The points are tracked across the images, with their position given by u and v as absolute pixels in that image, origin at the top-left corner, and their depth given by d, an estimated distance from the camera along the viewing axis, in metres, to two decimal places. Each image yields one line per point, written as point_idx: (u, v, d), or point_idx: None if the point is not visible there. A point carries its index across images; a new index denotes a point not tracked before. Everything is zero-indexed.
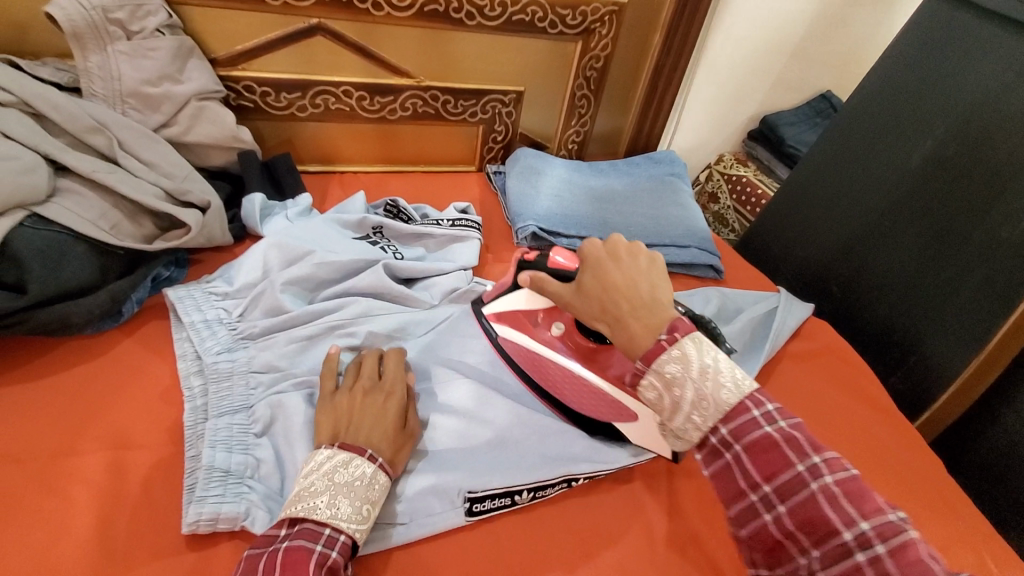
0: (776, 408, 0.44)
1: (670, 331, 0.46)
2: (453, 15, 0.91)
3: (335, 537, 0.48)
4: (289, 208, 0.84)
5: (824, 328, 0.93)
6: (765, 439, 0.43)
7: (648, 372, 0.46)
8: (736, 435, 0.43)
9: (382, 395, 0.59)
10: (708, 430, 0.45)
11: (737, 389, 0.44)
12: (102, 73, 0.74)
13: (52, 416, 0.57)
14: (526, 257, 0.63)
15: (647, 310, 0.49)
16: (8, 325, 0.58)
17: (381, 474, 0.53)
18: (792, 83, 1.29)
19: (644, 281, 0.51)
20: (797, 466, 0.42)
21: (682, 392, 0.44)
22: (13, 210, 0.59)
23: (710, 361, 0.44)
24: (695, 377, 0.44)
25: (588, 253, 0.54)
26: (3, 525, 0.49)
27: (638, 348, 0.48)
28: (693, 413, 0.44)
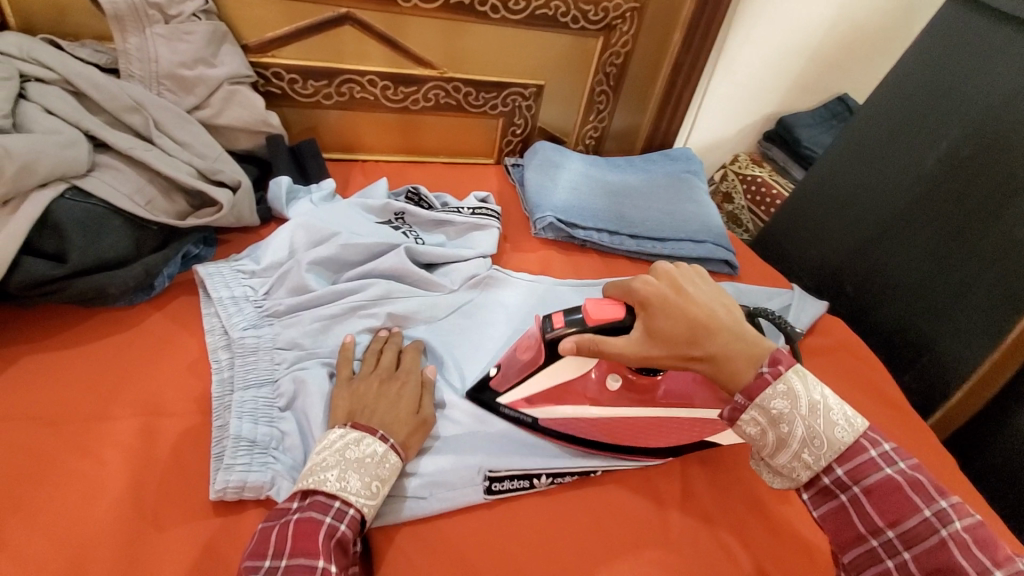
0: (894, 452, 0.49)
1: (773, 362, 0.52)
2: (478, 8, 0.93)
3: (344, 512, 0.49)
4: (314, 192, 0.86)
5: (838, 325, 0.94)
6: (887, 480, 0.48)
7: (751, 407, 0.51)
8: (853, 476, 0.49)
9: (398, 384, 0.61)
10: (821, 471, 0.50)
11: (849, 428, 0.49)
12: (140, 55, 0.77)
13: (86, 382, 0.59)
14: (555, 326, 0.58)
15: (737, 338, 0.54)
16: (46, 292, 0.60)
17: (392, 454, 0.54)
18: (808, 85, 1.30)
19: (717, 306, 0.56)
20: (923, 511, 0.46)
21: (789, 428, 0.50)
22: (54, 182, 0.62)
23: (818, 398, 0.50)
24: (804, 413, 0.49)
25: (653, 293, 0.57)
26: (40, 482, 0.51)
27: (740, 382, 0.53)
28: (802, 451, 0.50)
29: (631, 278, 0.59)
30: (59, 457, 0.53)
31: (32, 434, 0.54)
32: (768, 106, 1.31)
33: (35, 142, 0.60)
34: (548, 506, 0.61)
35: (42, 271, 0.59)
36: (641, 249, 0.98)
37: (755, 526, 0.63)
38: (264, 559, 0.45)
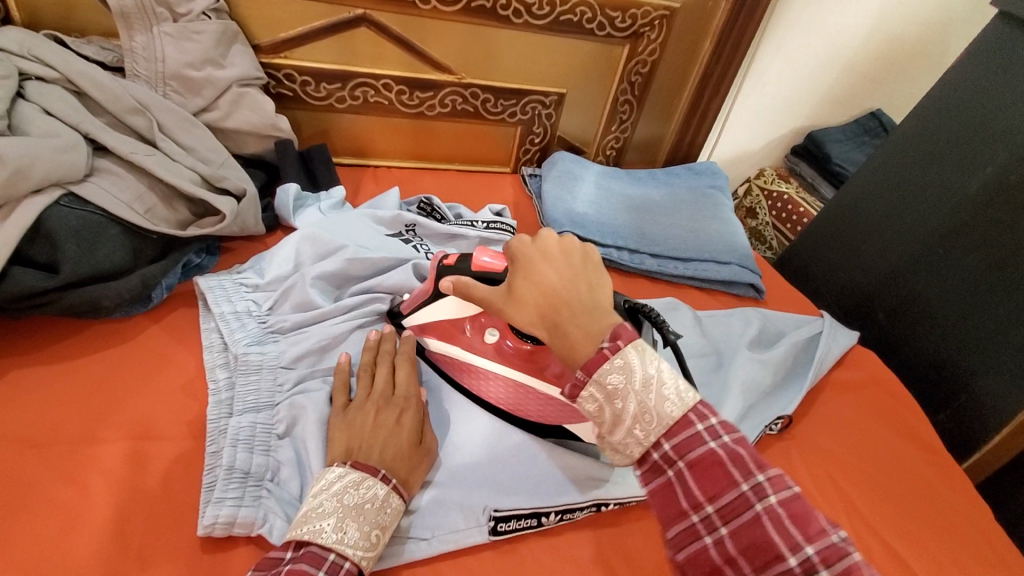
0: (721, 422, 0.40)
1: (613, 337, 0.42)
2: (500, 13, 0.89)
3: (339, 566, 0.44)
4: (323, 200, 0.83)
5: (870, 357, 0.88)
6: (709, 455, 0.39)
7: (589, 383, 0.42)
8: (679, 451, 0.39)
9: (397, 410, 0.56)
10: (650, 445, 0.41)
11: (681, 402, 0.40)
12: (146, 54, 0.73)
13: (75, 400, 0.56)
14: (447, 261, 0.61)
15: (587, 311, 0.44)
16: (36, 305, 0.57)
17: (394, 496, 0.50)
18: (841, 99, 1.24)
19: (581, 280, 0.46)
20: (740, 485, 0.37)
21: (624, 404, 0.40)
22: (50, 188, 0.59)
23: (653, 370, 0.40)
24: (637, 389, 0.40)
25: (518, 254, 0.49)
26: (19, 510, 0.48)
27: (579, 356, 0.43)
28: (635, 427, 0.40)
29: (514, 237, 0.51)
30: (40, 483, 0.50)
31: (14, 456, 0.51)
32: (797, 119, 1.25)
33: (29, 146, 0.57)
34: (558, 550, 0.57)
35: (33, 282, 0.55)
36: (663, 269, 0.93)
37: None
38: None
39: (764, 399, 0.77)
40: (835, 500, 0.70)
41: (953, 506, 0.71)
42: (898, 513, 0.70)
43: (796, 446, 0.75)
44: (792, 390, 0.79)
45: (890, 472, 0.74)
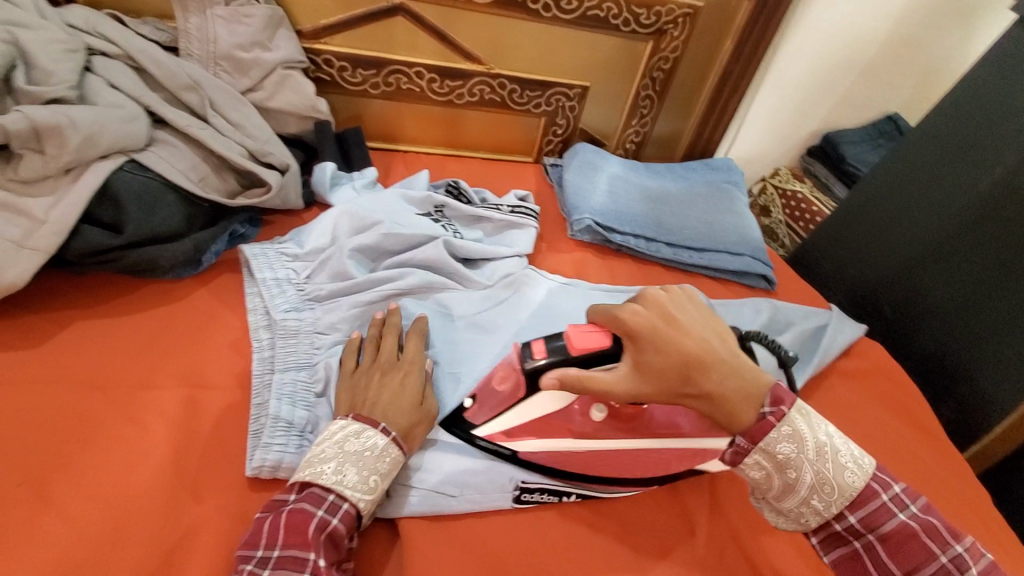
0: (904, 493, 0.51)
1: (775, 401, 0.51)
2: (530, 6, 0.93)
3: (337, 506, 0.49)
4: (357, 179, 0.87)
5: (875, 348, 0.92)
6: (902, 528, 0.49)
7: (755, 451, 0.50)
8: (868, 524, 0.50)
9: (401, 374, 0.59)
10: (832, 516, 0.51)
11: (857, 469, 0.50)
12: (199, 35, 0.78)
13: (134, 351, 0.61)
14: (535, 359, 0.55)
15: (735, 372, 0.51)
16: (102, 262, 0.63)
17: (393, 447, 0.53)
18: (858, 101, 1.27)
19: (711, 336, 0.53)
20: (939, 557, 0.48)
21: (799, 474, 0.50)
22: (115, 154, 0.63)
23: (824, 439, 0.50)
24: (812, 457, 0.50)
25: (638, 323, 0.52)
26: (88, 444, 0.53)
27: (740, 425, 0.51)
28: (812, 496, 0.51)
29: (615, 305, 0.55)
30: (104, 422, 0.54)
31: (80, 398, 0.55)
32: (814, 120, 1.28)
33: (98, 114, 0.61)
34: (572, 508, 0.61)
35: (98, 240, 0.61)
36: (678, 257, 0.97)
37: (782, 542, 0.63)
38: (257, 549, 0.46)
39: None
40: None
41: (948, 487, 0.75)
42: None
43: None
44: (794, 373, 0.84)
45: (889, 454, 0.78)
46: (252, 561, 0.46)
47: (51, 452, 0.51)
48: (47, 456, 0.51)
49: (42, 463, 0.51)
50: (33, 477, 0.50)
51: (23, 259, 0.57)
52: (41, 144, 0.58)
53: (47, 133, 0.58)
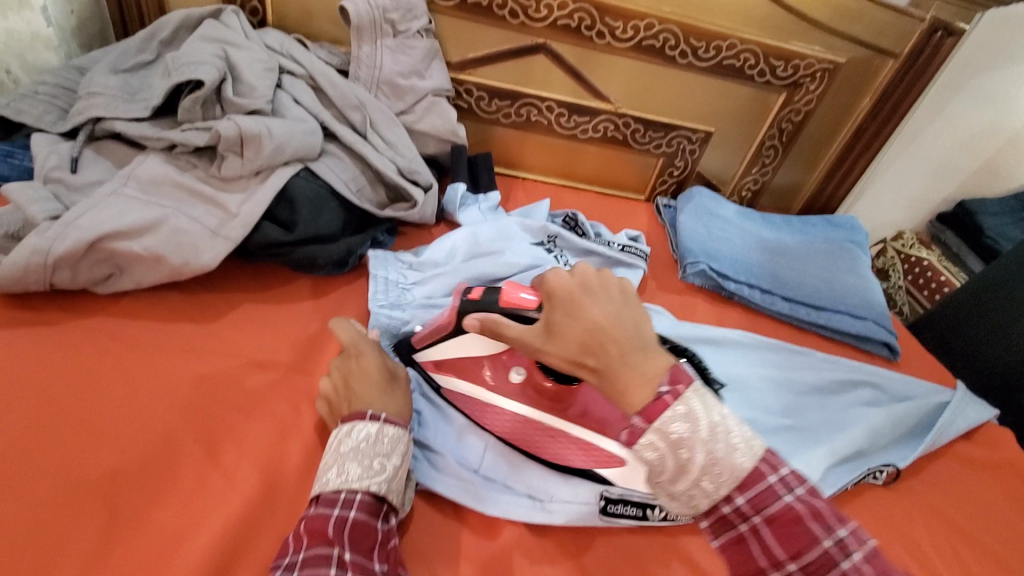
0: (792, 473, 0.42)
1: (671, 380, 0.43)
2: (668, 53, 0.96)
3: (352, 499, 0.49)
4: (482, 202, 0.93)
5: (1008, 438, 0.84)
6: (788, 510, 0.40)
7: (649, 431, 0.41)
8: (754, 506, 0.41)
9: (354, 360, 0.60)
10: (720, 500, 0.42)
11: (749, 451, 0.42)
12: (369, 61, 0.87)
13: (289, 337, 0.68)
14: (470, 295, 0.60)
15: (637, 352, 0.45)
16: (274, 254, 0.70)
17: (387, 428, 0.54)
18: (1001, 169, 1.18)
19: (625, 317, 0.47)
20: (824, 542, 0.39)
21: (690, 454, 0.41)
22: (294, 163, 0.72)
23: (717, 417, 0.42)
24: (705, 438, 0.41)
25: (556, 288, 0.49)
26: (251, 414, 0.60)
27: (629, 402, 0.43)
28: (703, 479, 0.41)
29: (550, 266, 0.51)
30: (261, 395, 0.61)
31: (245, 372, 0.63)
32: (948, 185, 1.21)
33: (289, 127, 0.71)
34: (676, 554, 0.61)
35: (275, 236, 0.69)
36: (794, 313, 0.94)
37: None
38: (285, 557, 0.48)
39: (874, 444, 0.76)
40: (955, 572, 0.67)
41: None
42: None
43: (915, 508, 0.73)
44: (905, 447, 0.78)
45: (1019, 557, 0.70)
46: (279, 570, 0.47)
47: (221, 418, 0.59)
48: (215, 421, 0.58)
49: (211, 423, 0.58)
50: (204, 435, 0.57)
51: (217, 245, 0.66)
52: (241, 148, 0.68)
53: (249, 140, 0.67)
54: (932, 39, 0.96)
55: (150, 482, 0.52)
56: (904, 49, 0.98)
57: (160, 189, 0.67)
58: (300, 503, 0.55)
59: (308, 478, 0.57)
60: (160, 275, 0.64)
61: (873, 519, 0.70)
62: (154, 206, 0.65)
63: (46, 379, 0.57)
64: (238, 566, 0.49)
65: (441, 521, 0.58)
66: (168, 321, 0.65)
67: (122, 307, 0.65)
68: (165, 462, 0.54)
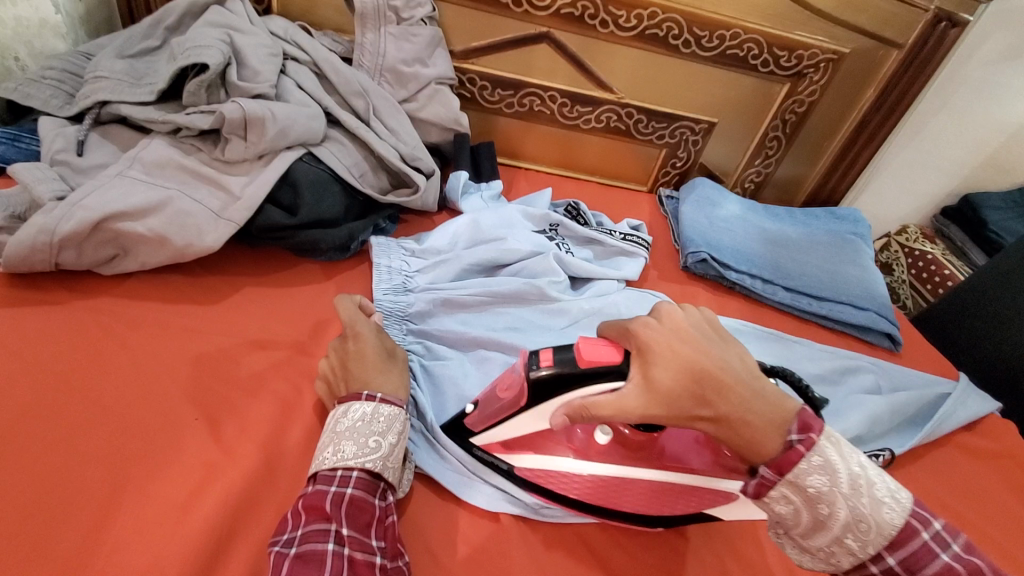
0: (942, 529, 0.45)
1: (804, 428, 0.46)
2: (671, 42, 0.96)
3: (348, 477, 0.50)
4: (484, 190, 0.93)
5: (1011, 429, 0.83)
6: (940, 566, 0.43)
7: (780, 483, 0.45)
8: (905, 563, 0.44)
9: (351, 342, 0.60)
10: (871, 556, 0.44)
11: (897, 506, 0.44)
12: (372, 49, 0.87)
13: (291, 319, 0.69)
14: (540, 363, 0.51)
15: (757, 396, 0.46)
16: (276, 237, 0.71)
17: (383, 407, 0.54)
18: (1006, 164, 1.17)
19: (730, 358, 0.48)
20: None
21: (830, 509, 0.44)
22: (297, 147, 0.73)
23: (857, 470, 0.45)
24: (846, 493, 0.44)
25: (645, 338, 0.49)
26: (252, 393, 0.60)
27: (765, 451, 0.45)
28: (846, 535, 0.44)
29: (631, 317, 0.51)
30: (263, 376, 0.62)
31: (246, 353, 0.64)
32: (952, 179, 1.20)
33: (292, 111, 0.71)
34: (673, 536, 0.61)
35: (277, 219, 0.70)
36: (796, 304, 0.94)
37: None
38: (283, 535, 0.48)
39: (873, 430, 0.77)
40: None
41: None
42: None
43: (915, 497, 0.73)
44: (904, 435, 0.79)
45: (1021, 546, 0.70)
46: (277, 545, 0.47)
47: (222, 396, 0.59)
48: (217, 399, 0.59)
49: (213, 401, 0.58)
50: (206, 413, 0.57)
51: (220, 227, 0.66)
52: (245, 132, 0.68)
53: (252, 123, 0.68)
54: (936, 29, 0.96)
55: (152, 457, 0.53)
56: (908, 40, 0.98)
57: (164, 171, 0.68)
58: (300, 481, 0.56)
59: (308, 457, 0.57)
60: (163, 256, 0.65)
61: None
62: (158, 188, 0.66)
63: (51, 356, 0.58)
64: (239, 539, 0.50)
65: (440, 501, 0.59)
66: (171, 302, 0.66)
67: (125, 288, 0.66)
68: (167, 438, 0.55)
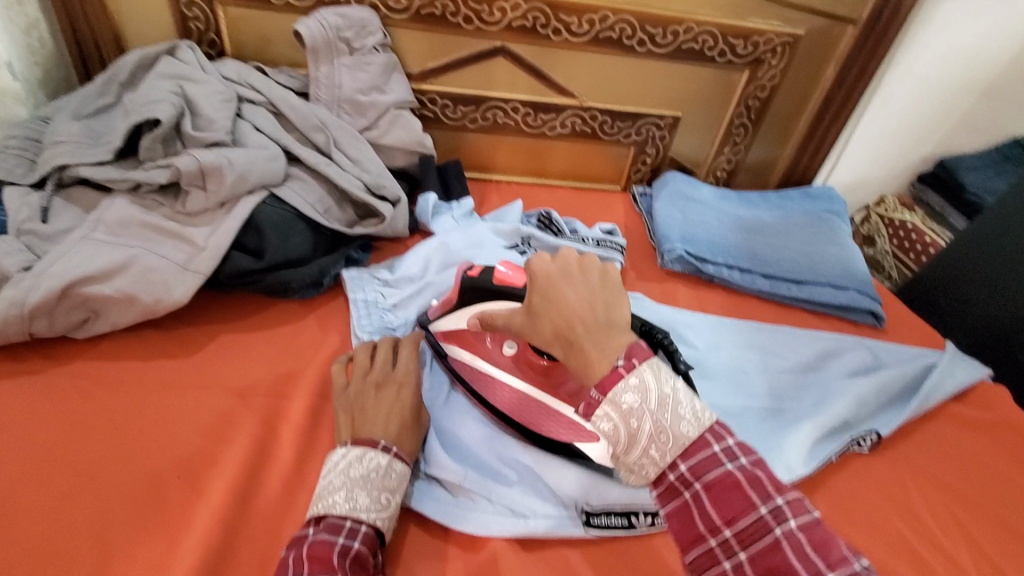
0: (738, 444, 0.45)
1: (628, 356, 0.46)
2: (625, 42, 0.96)
3: (356, 529, 0.50)
4: (455, 210, 0.93)
5: (1003, 397, 0.83)
6: (727, 477, 0.43)
7: (604, 401, 0.45)
8: (696, 472, 0.44)
9: (394, 386, 0.62)
10: (667, 467, 0.45)
11: (695, 421, 0.45)
12: (328, 82, 0.88)
13: (268, 363, 0.69)
14: (470, 273, 0.66)
15: (601, 331, 0.48)
16: (246, 283, 0.72)
17: (396, 462, 0.56)
18: (979, 124, 1.16)
19: (597, 301, 0.49)
20: (758, 509, 0.41)
21: (639, 425, 0.44)
22: (258, 190, 0.73)
23: (668, 391, 0.45)
24: (654, 408, 0.44)
25: (536, 271, 0.52)
26: (232, 443, 0.60)
27: (593, 374, 0.47)
28: (649, 447, 0.44)
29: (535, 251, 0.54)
30: (244, 425, 0.62)
31: (225, 402, 0.64)
32: (926, 146, 1.19)
33: (249, 156, 0.71)
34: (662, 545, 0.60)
35: (244, 265, 0.70)
36: (775, 290, 0.94)
37: None
38: None
39: (860, 414, 0.76)
40: (952, 537, 0.67)
41: None
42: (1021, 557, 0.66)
43: (909, 476, 0.73)
44: (892, 413, 0.78)
45: (1020, 516, 0.70)
46: None
47: (203, 449, 0.59)
48: (198, 452, 0.59)
49: (194, 456, 0.59)
50: (187, 469, 0.58)
51: (187, 280, 0.67)
52: (204, 181, 0.69)
53: (209, 172, 0.68)
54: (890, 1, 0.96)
55: (137, 518, 0.53)
56: (862, 15, 0.98)
57: (128, 229, 0.68)
58: (286, 527, 0.56)
59: (291, 501, 0.58)
60: (133, 314, 0.65)
61: (864, 490, 0.70)
62: (122, 247, 0.66)
63: (30, 427, 0.58)
64: None
65: (429, 535, 0.59)
66: (147, 360, 0.66)
67: (101, 349, 0.66)
68: (150, 498, 0.55)
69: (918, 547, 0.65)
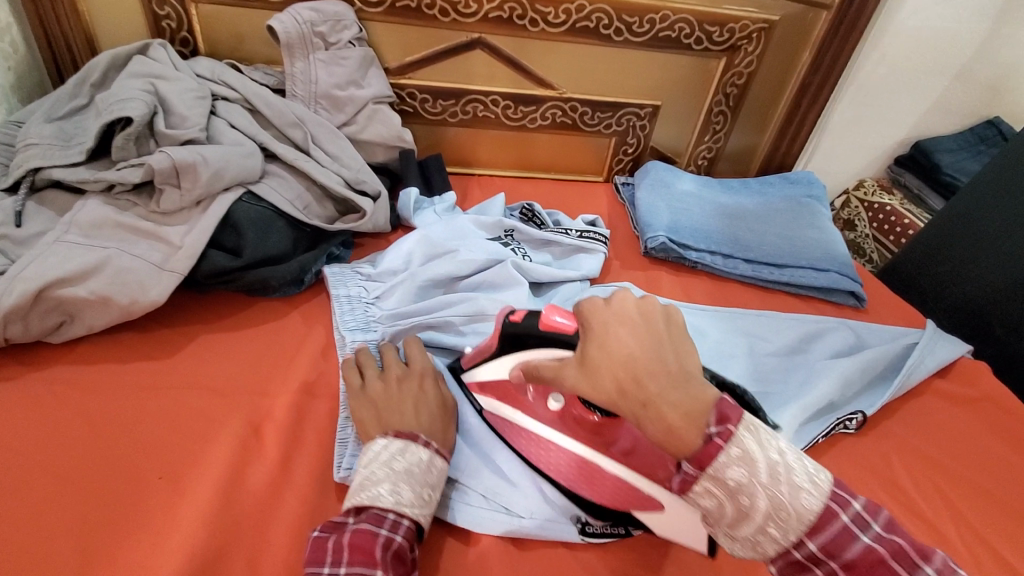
0: (864, 507, 0.43)
1: (720, 419, 0.42)
2: (603, 32, 0.96)
3: (399, 523, 0.50)
4: (437, 204, 0.93)
5: (983, 371, 0.84)
6: (865, 551, 0.41)
7: (703, 478, 0.41)
8: (828, 550, 0.41)
9: (416, 380, 0.62)
10: (791, 544, 0.42)
11: (814, 489, 0.42)
12: (303, 77, 0.87)
13: (250, 363, 0.68)
14: (512, 317, 0.60)
15: (678, 388, 0.43)
16: (224, 281, 0.71)
17: (437, 458, 0.55)
18: (952, 106, 1.18)
19: (667, 352, 0.45)
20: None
21: (752, 501, 0.41)
22: (235, 187, 0.72)
23: (776, 457, 0.42)
24: (765, 482, 0.41)
25: (592, 319, 0.48)
26: (215, 444, 0.60)
27: (680, 443, 0.42)
28: (767, 524, 0.41)
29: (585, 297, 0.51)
30: (227, 425, 0.61)
31: (208, 403, 0.63)
32: (902, 129, 1.21)
33: (223, 152, 0.71)
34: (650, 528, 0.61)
35: (222, 263, 0.69)
36: (757, 274, 0.95)
37: None
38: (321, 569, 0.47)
39: (845, 394, 0.77)
40: (939, 510, 0.68)
41: None
42: (1006, 526, 0.67)
43: (894, 452, 0.74)
44: (876, 393, 0.79)
45: (1003, 487, 0.71)
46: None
47: (185, 451, 0.59)
48: (180, 454, 0.58)
49: (175, 458, 0.58)
50: (169, 471, 0.57)
51: (164, 280, 0.66)
52: (178, 180, 0.68)
53: (184, 170, 0.67)
54: None
55: (118, 523, 0.52)
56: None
57: (101, 231, 0.67)
58: (272, 526, 0.55)
59: (277, 500, 0.57)
60: (109, 317, 0.64)
61: (851, 468, 0.71)
62: (96, 249, 0.65)
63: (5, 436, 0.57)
64: None
65: None
66: (126, 363, 0.65)
67: (78, 354, 0.65)
68: (131, 501, 0.54)
69: (906, 520, 0.66)
